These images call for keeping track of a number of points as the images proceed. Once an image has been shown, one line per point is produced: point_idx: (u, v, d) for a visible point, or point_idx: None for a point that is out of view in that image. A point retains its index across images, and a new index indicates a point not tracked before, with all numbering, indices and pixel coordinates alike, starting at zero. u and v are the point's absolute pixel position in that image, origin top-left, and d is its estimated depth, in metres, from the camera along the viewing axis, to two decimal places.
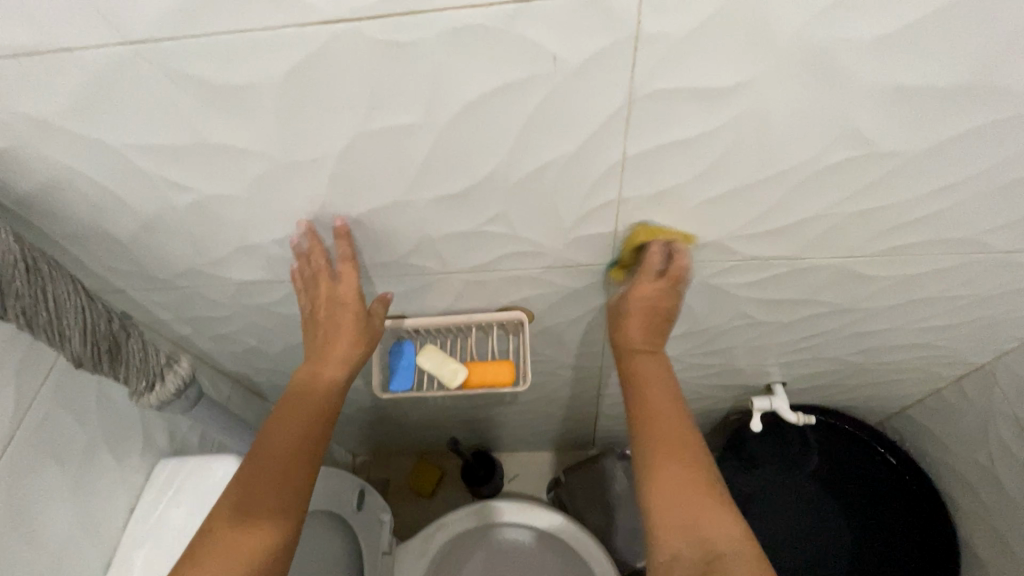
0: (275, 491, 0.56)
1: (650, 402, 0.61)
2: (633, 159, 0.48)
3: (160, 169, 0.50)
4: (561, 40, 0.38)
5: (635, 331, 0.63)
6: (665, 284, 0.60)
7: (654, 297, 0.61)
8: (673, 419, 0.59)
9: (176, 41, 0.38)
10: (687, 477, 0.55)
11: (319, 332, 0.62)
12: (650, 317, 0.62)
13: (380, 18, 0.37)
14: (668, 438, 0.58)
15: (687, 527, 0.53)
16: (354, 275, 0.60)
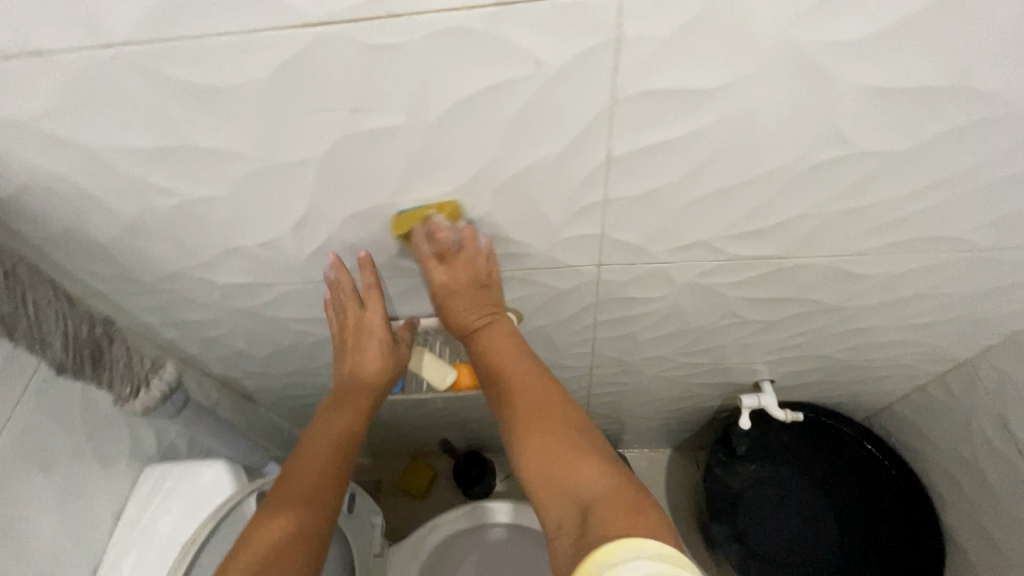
0: (306, 484, 0.61)
1: (511, 378, 0.61)
2: (618, 161, 0.48)
3: (142, 172, 0.49)
4: (544, 42, 0.38)
5: (463, 314, 0.63)
6: (456, 261, 0.59)
7: (450, 278, 0.61)
8: (535, 388, 0.60)
9: (156, 43, 0.38)
10: (547, 440, 0.55)
11: (349, 356, 0.67)
12: (471, 293, 0.62)
13: (362, 20, 0.37)
14: (532, 407, 0.58)
15: (563, 492, 0.52)
16: (380, 303, 0.64)
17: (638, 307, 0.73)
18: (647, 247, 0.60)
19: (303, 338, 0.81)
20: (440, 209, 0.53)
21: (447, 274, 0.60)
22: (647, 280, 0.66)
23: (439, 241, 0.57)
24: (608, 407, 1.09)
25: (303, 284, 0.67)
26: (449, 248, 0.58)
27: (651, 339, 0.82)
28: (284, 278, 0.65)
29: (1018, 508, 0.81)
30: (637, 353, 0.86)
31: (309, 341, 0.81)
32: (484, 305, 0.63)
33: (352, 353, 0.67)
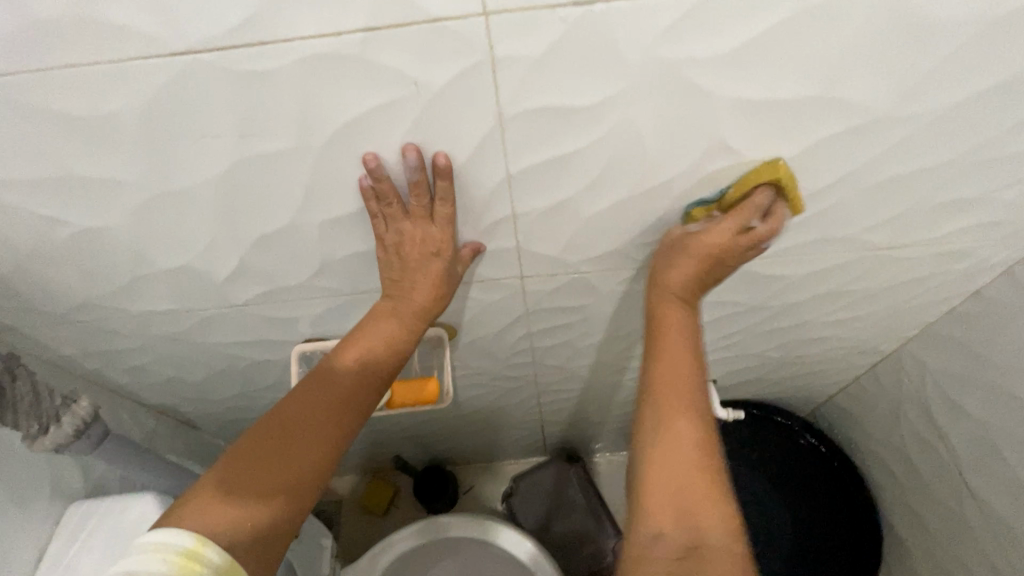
0: (303, 457, 0.50)
1: (672, 370, 0.52)
2: (517, 176, 0.49)
3: (30, 203, 0.48)
4: (419, 64, 0.38)
5: (678, 283, 0.55)
6: (748, 239, 0.50)
7: (729, 247, 0.51)
8: (694, 388, 0.52)
9: (18, 73, 0.37)
10: (689, 458, 0.48)
11: (400, 272, 0.55)
12: (709, 268, 0.53)
13: (231, 48, 0.36)
14: (686, 410, 0.50)
15: (676, 513, 0.46)
16: (449, 222, 0.52)
17: (570, 315, 0.73)
18: (565, 257, 0.60)
19: (236, 360, 0.79)
20: (772, 168, 0.48)
21: (715, 240, 0.51)
22: (571, 289, 0.67)
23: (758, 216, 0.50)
24: (562, 413, 1.10)
25: (225, 307, 0.65)
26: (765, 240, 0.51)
27: (588, 346, 0.83)
28: (204, 303, 0.64)
29: (942, 492, 0.84)
30: (577, 359, 0.87)
31: (243, 364, 0.79)
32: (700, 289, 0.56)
33: (407, 273, 0.55)
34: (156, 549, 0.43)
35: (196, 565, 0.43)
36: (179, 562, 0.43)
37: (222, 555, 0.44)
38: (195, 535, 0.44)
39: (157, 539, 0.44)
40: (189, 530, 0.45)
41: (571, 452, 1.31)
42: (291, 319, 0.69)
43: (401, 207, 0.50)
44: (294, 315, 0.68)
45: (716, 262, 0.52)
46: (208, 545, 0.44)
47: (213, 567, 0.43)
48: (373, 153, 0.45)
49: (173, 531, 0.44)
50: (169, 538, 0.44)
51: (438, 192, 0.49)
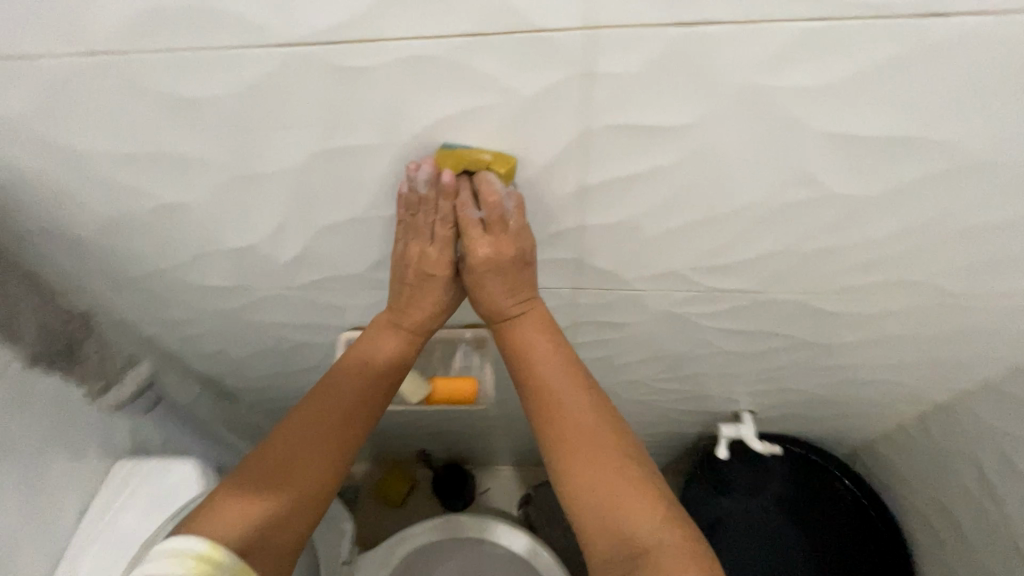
0: (309, 461, 0.54)
1: (549, 389, 0.56)
2: (591, 188, 0.48)
3: (122, 173, 0.50)
4: (516, 72, 0.39)
5: (495, 296, 0.56)
6: (503, 231, 0.51)
7: (493, 253, 0.52)
8: (578, 397, 0.56)
9: (133, 52, 0.39)
10: (603, 468, 0.53)
11: (404, 289, 0.57)
12: (500, 274, 0.54)
13: (335, 42, 0.37)
14: (586, 443, 0.54)
15: (607, 522, 0.52)
16: (449, 243, 0.53)
17: (616, 331, 0.73)
18: (622, 273, 0.60)
19: (283, 340, 0.81)
20: (497, 161, 0.46)
21: (488, 248, 0.51)
22: (624, 306, 0.66)
23: (489, 208, 0.48)
24: None
25: (282, 288, 0.67)
26: (496, 220, 0.49)
27: (629, 363, 0.82)
28: (265, 283, 0.66)
29: (989, 559, 0.80)
30: (616, 374, 0.86)
31: (290, 344, 0.81)
32: (521, 295, 0.57)
33: (408, 291, 0.57)
34: (174, 555, 0.46)
35: (213, 566, 0.46)
36: (197, 563, 0.46)
37: (237, 558, 0.47)
38: (210, 541, 0.47)
39: (178, 546, 0.47)
40: (203, 536, 0.48)
41: None
42: (344, 307, 0.70)
43: (411, 218, 0.51)
44: (348, 304, 0.70)
45: (504, 265, 0.53)
46: (224, 548, 0.48)
47: (229, 568, 0.47)
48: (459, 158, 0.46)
49: (189, 538, 0.48)
50: (185, 544, 0.47)
51: (443, 209, 0.50)
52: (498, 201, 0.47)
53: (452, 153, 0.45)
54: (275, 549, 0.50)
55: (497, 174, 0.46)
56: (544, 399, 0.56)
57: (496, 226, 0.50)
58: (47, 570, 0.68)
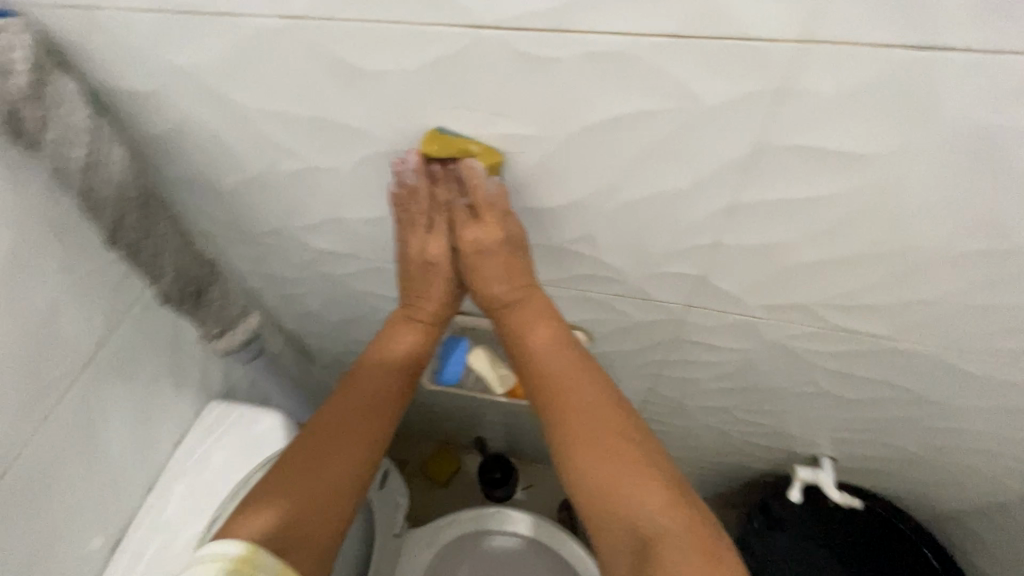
0: (332, 455, 0.56)
1: (552, 377, 0.56)
2: (743, 207, 0.46)
3: (278, 133, 0.52)
4: (704, 79, 0.37)
5: (490, 282, 0.57)
6: (492, 214, 0.51)
7: (483, 235, 0.53)
8: (580, 387, 0.56)
9: (326, 19, 0.40)
10: (607, 458, 0.52)
11: (409, 284, 0.60)
12: (493, 258, 0.55)
13: (528, 29, 0.37)
14: (591, 430, 0.54)
15: (616, 513, 0.51)
16: (447, 232, 0.56)
17: (715, 354, 0.70)
18: (742, 298, 0.57)
19: (375, 311, 0.82)
20: (485, 153, 0.47)
21: (478, 231, 0.53)
22: (734, 331, 0.64)
23: (476, 187, 0.49)
24: None
25: (391, 262, 0.68)
26: (487, 201, 0.50)
27: (716, 389, 0.79)
28: (375, 255, 0.67)
29: None
30: (698, 397, 0.83)
31: (380, 316, 0.83)
32: (518, 280, 0.57)
33: (413, 284, 0.60)
34: (214, 558, 0.48)
35: (253, 567, 0.48)
36: (237, 565, 0.48)
37: (276, 560, 0.49)
38: (247, 544, 0.49)
39: (213, 549, 0.49)
40: (241, 539, 0.50)
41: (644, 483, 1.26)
42: None
43: (406, 214, 0.55)
44: None
45: (496, 249, 0.54)
46: (261, 550, 0.49)
47: (264, 570, 0.48)
48: (613, 160, 0.45)
49: (226, 541, 0.50)
50: (222, 547, 0.49)
51: (437, 197, 0.53)
52: (481, 180, 0.48)
53: (441, 139, 0.46)
54: (309, 552, 0.52)
55: (477, 157, 0.47)
56: (545, 387, 0.57)
57: (486, 208, 0.51)
58: (141, 492, 0.73)
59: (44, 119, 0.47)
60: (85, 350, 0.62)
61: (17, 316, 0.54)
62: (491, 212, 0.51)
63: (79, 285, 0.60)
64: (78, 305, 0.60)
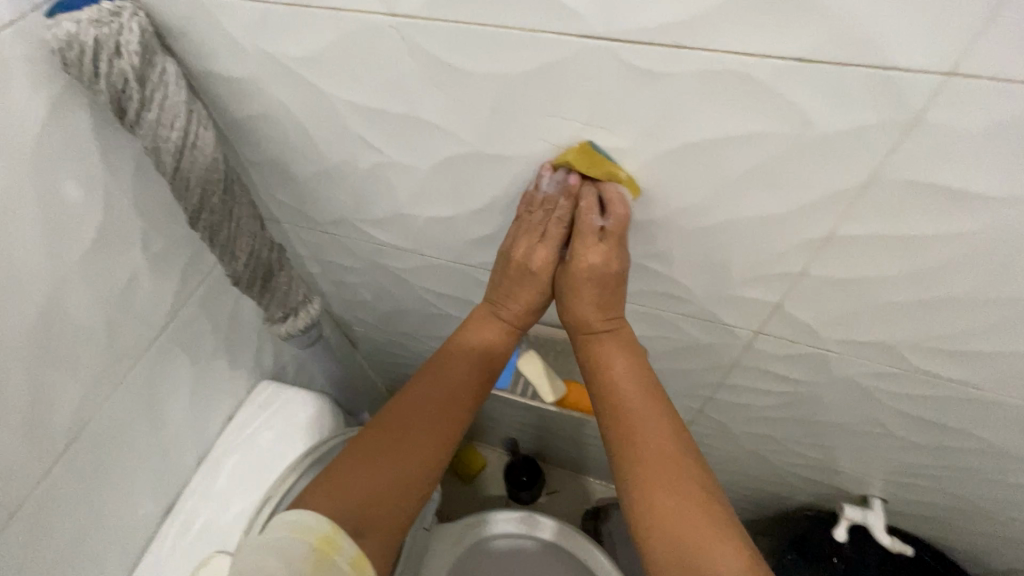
0: (387, 464, 0.51)
1: (633, 412, 0.52)
2: (838, 238, 0.44)
3: (362, 128, 0.52)
4: (824, 104, 0.35)
5: (587, 310, 0.54)
6: (617, 245, 0.50)
7: (601, 263, 0.51)
8: (659, 427, 0.52)
9: (432, 21, 0.40)
10: (683, 510, 0.48)
11: (500, 284, 0.57)
12: (603, 288, 0.52)
13: (643, 43, 0.36)
14: (668, 477, 0.49)
15: (689, 573, 0.46)
16: (556, 244, 0.52)
17: (778, 384, 0.67)
18: (819, 330, 0.55)
19: (427, 307, 0.83)
20: (628, 183, 0.46)
21: (597, 256, 0.50)
22: (801, 363, 0.61)
23: (614, 215, 0.48)
24: None
25: (452, 261, 0.68)
26: (619, 230, 0.49)
27: (770, 419, 0.76)
28: (438, 253, 0.67)
29: None
30: (748, 425, 0.80)
31: (431, 312, 0.83)
32: (612, 311, 0.55)
33: (507, 285, 0.56)
34: (298, 530, 0.47)
35: (333, 550, 0.46)
36: (319, 544, 0.46)
37: (356, 545, 0.47)
38: (332, 523, 0.47)
39: (297, 522, 0.47)
40: (325, 514, 0.48)
41: None
42: None
43: (526, 216, 0.52)
44: None
45: (608, 277, 0.52)
46: (343, 533, 0.47)
47: (345, 555, 0.46)
48: (707, 181, 0.43)
49: (310, 515, 0.48)
50: (305, 521, 0.47)
51: (563, 210, 0.50)
52: (624, 211, 0.48)
53: (589, 152, 0.44)
54: (380, 544, 0.49)
55: (622, 184, 0.46)
56: (623, 424, 0.52)
57: (616, 238, 0.49)
58: (193, 463, 0.75)
59: (144, 99, 0.48)
60: (156, 323, 0.64)
61: (100, 287, 0.56)
62: (615, 242, 0.49)
63: (156, 261, 0.62)
64: (154, 281, 0.62)
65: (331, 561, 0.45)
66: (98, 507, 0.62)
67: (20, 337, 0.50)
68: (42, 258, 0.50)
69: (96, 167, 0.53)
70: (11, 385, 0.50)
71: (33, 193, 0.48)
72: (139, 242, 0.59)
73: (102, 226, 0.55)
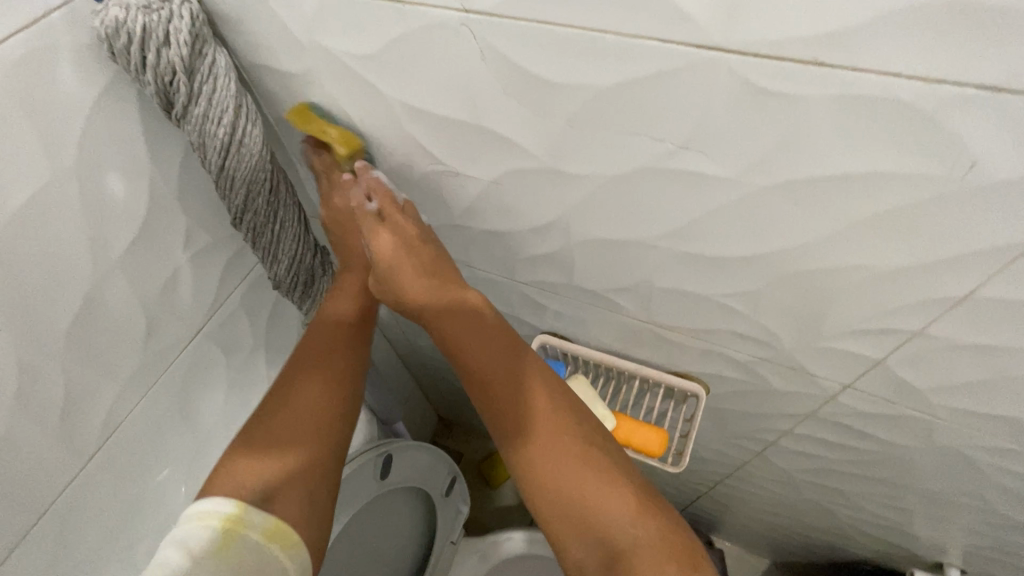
0: (287, 418, 0.51)
1: (485, 374, 0.51)
2: (979, 300, 0.37)
3: (419, 133, 0.47)
4: (1003, 145, 0.28)
5: (410, 278, 0.54)
6: (398, 216, 0.54)
7: (395, 238, 0.54)
8: (519, 388, 0.50)
9: (513, 21, 0.34)
10: (555, 462, 0.47)
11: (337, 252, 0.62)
12: (414, 251, 0.54)
13: (772, 59, 0.29)
14: (540, 439, 0.48)
15: (573, 518, 0.46)
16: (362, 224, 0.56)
17: (858, 440, 0.59)
18: (927, 394, 0.47)
19: None
20: (340, 140, 0.51)
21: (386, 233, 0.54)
22: (896, 424, 0.53)
23: (379, 195, 0.54)
24: (740, 503, 0.95)
25: (503, 276, 0.63)
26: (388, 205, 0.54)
27: (843, 473, 0.68)
28: (488, 266, 0.62)
29: None
30: (816, 476, 0.72)
31: None
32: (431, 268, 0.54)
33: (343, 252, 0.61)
34: (202, 516, 0.45)
35: (242, 525, 0.45)
36: (224, 524, 0.45)
37: (266, 516, 0.46)
38: (237, 502, 0.45)
39: (200, 507, 0.46)
40: (227, 495, 0.46)
41: (711, 534, 1.16)
42: (552, 309, 0.64)
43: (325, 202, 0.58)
44: (558, 308, 0.63)
45: (408, 244, 0.54)
46: (251, 507, 0.46)
47: (256, 527, 0.45)
48: (822, 221, 0.37)
49: (212, 499, 0.46)
50: (208, 505, 0.46)
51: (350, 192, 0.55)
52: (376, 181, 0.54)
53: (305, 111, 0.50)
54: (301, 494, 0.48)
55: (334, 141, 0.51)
56: (481, 389, 0.51)
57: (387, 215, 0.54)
58: None
59: (192, 92, 0.45)
60: (195, 321, 0.62)
61: (141, 285, 0.54)
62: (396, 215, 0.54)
63: (199, 258, 0.60)
64: (195, 279, 0.60)
65: (243, 535, 0.44)
66: (128, 504, 0.61)
67: (59, 334, 0.48)
68: (84, 254, 0.48)
69: (142, 159, 0.50)
70: (49, 383, 0.49)
71: (78, 187, 0.45)
72: (182, 239, 0.57)
73: (145, 222, 0.52)
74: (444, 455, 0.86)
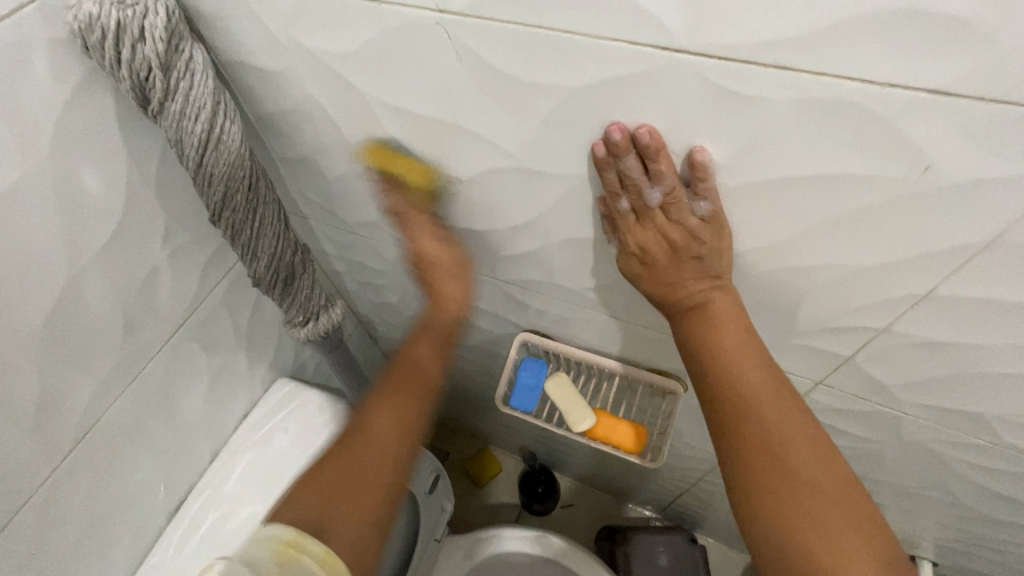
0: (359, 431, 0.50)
1: (745, 396, 0.41)
2: (938, 298, 0.38)
3: (399, 132, 0.47)
4: (952, 148, 0.29)
5: (666, 285, 0.43)
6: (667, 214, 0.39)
7: (660, 238, 0.40)
8: (783, 408, 0.41)
9: (486, 21, 0.35)
10: (812, 500, 0.38)
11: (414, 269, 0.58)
12: (680, 253, 0.40)
13: (735, 61, 0.30)
14: (808, 474, 0.39)
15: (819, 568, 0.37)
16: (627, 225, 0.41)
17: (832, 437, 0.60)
18: (894, 390, 0.49)
19: None
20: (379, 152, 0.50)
21: (641, 242, 0.41)
22: (867, 420, 0.54)
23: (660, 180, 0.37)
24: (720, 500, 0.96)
25: (484, 275, 0.63)
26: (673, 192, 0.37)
27: None
28: None
29: None
30: None
31: None
32: (694, 273, 0.41)
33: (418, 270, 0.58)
34: (263, 541, 0.42)
35: (297, 553, 0.41)
36: (279, 552, 0.41)
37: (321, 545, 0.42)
38: (295, 529, 0.42)
39: (265, 531, 0.43)
40: (286, 524, 0.43)
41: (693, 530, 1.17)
42: (533, 307, 0.64)
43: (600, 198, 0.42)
44: (539, 305, 0.63)
45: (670, 251, 0.41)
46: (306, 536, 0.42)
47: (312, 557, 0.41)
48: (785, 220, 0.38)
49: (276, 525, 0.43)
50: (271, 531, 0.43)
51: (615, 181, 0.39)
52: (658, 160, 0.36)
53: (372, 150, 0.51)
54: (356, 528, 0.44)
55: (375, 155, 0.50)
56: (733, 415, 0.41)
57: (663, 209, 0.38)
58: (205, 459, 0.73)
59: (168, 87, 0.44)
60: (174, 318, 0.62)
61: (118, 281, 0.53)
62: (662, 217, 0.39)
63: (178, 255, 0.59)
64: (175, 276, 0.60)
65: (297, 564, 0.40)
66: (106, 503, 0.60)
67: (33, 330, 0.48)
68: (58, 250, 0.47)
69: (118, 155, 0.50)
70: (23, 381, 0.48)
71: (52, 182, 0.45)
72: (160, 235, 0.56)
73: (122, 218, 0.52)
74: (427, 452, 0.87)
